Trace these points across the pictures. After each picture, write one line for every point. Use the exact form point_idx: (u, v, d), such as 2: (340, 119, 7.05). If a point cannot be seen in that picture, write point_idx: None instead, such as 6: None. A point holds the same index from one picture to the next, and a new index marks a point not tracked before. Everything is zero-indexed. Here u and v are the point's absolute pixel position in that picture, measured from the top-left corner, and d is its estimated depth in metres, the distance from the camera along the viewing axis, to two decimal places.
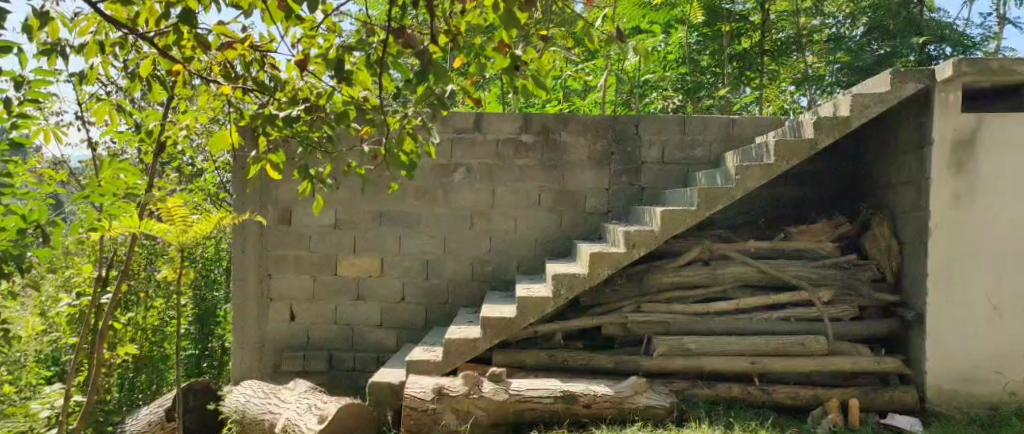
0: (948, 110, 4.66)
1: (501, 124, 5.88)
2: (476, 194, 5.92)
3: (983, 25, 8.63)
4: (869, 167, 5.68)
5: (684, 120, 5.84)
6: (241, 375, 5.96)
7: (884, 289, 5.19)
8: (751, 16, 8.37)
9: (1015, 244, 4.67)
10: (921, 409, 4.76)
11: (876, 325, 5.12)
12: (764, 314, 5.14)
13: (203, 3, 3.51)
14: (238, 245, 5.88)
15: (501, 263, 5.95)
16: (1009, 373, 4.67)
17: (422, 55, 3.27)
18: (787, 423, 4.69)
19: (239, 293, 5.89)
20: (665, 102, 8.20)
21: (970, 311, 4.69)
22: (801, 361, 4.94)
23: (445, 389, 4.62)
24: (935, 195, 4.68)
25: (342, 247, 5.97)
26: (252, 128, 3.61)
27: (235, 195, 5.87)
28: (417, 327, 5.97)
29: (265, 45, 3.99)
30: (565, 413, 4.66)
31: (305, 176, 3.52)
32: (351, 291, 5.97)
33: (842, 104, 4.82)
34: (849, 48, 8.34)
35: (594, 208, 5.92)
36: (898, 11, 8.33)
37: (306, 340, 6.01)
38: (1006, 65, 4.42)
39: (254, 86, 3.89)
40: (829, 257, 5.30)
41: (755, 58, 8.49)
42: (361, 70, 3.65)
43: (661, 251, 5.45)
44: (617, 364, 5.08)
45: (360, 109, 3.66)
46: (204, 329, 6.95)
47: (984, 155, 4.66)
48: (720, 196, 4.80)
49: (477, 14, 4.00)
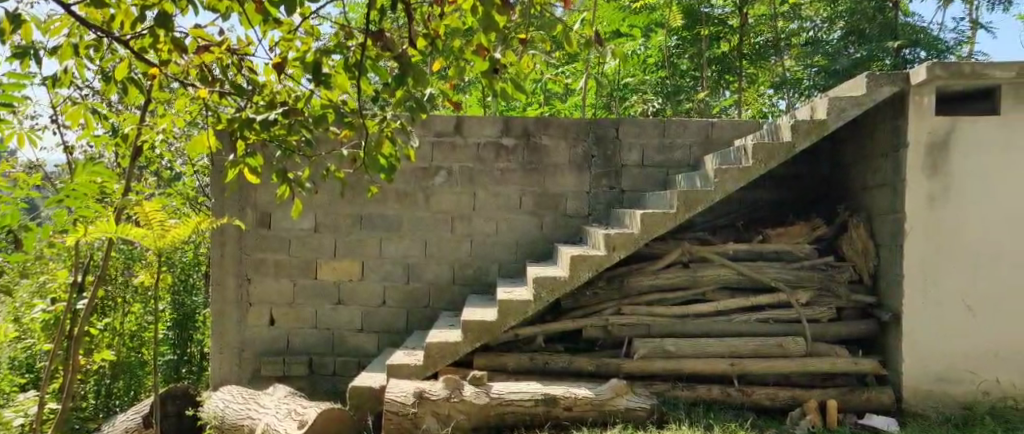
0: (922, 113, 4.72)
1: (481, 128, 5.88)
2: (457, 198, 5.92)
3: (958, 29, 8.73)
4: (845, 170, 5.74)
5: (663, 124, 5.87)
6: (220, 380, 5.95)
7: (862, 291, 5.23)
8: (730, 20, 8.45)
9: (989, 246, 4.73)
10: (898, 410, 4.81)
11: (853, 327, 5.17)
12: (742, 316, 5.19)
13: (180, 5, 3.48)
14: (215, 249, 5.87)
15: (482, 266, 5.95)
16: (982, 373, 4.73)
17: (400, 59, 3.26)
18: (765, 424, 4.72)
19: (217, 298, 5.90)
20: (644, 104, 8.22)
21: (945, 313, 4.75)
22: (779, 362, 4.98)
23: (426, 393, 4.61)
24: (910, 197, 4.73)
25: (321, 251, 5.95)
26: (229, 133, 3.63)
27: (213, 199, 5.83)
28: (398, 331, 5.96)
29: (243, 48, 3.97)
30: (546, 416, 4.66)
31: (282, 179, 3.51)
32: (331, 296, 5.95)
33: (819, 107, 4.86)
34: (826, 51, 8.30)
35: (574, 211, 5.93)
36: (875, 16, 8.28)
37: (285, 345, 5.97)
38: (977, 69, 4.45)
39: (231, 88, 3.86)
40: (806, 259, 5.34)
41: (733, 62, 8.56)
42: (340, 74, 3.63)
43: (641, 253, 5.47)
44: (598, 367, 5.09)
45: (338, 112, 3.64)
46: (183, 333, 6.88)
47: (957, 157, 4.72)
48: (699, 199, 4.83)
49: (455, 17, 4.00)
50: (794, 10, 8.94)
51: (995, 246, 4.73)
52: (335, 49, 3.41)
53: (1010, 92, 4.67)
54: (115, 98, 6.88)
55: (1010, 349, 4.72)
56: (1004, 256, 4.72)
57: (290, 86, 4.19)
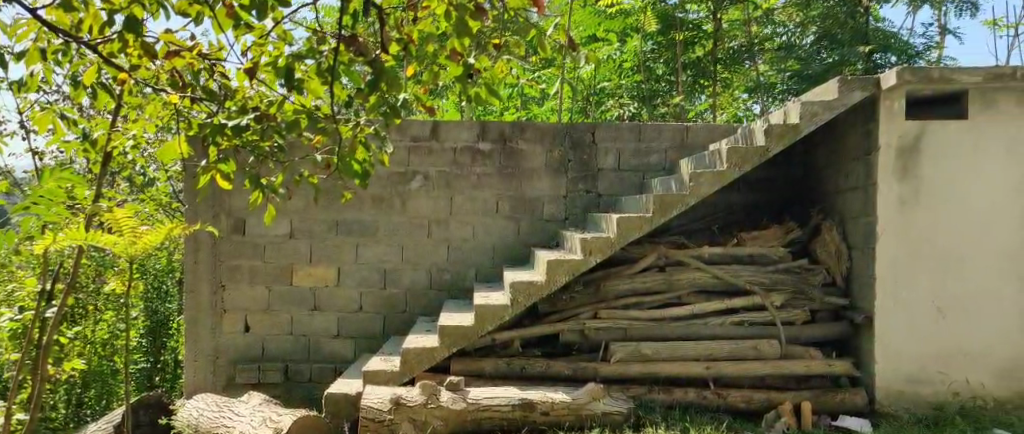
0: (893, 117, 4.78)
1: (458, 132, 5.88)
2: (433, 202, 5.91)
3: (926, 35, 8.86)
4: (819, 173, 5.79)
5: (639, 127, 5.90)
6: (194, 388, 5.90)
7: (835, 293, 5.28)
8: (704, 25, 8.55)
9: (959, 248, 4.79)
10: (871, 411, 4.85)
11: (827, 328, 5.21)
12: (718, 319, 5.22)
13: (150, 10, 3.44)
14: (189, 255, 5.82)
15: (459, 271, 5.94)
16: (952, 374, 4.79)
17: (374, 64, 3.24)
18: (741, 426, 4.75)
19: (191, 305, 5.85)
20: (620, 109, 8.56)
21: (916, 314, 4.80)
22: (754, 365, 5.01)
23: (403, 399, 4.56)
24: (882, 200, 4.78)
25: (297, 256, 5.91)
26: (200, 138, 3.57)
27: (187, 205, 5.78)
28: (375, 336, 5.93)
29: (214, 54, 3.94)
30: (523, 421, 4.66)
31: (256, 185, 3.47)
32: (307, 302, 5.91)
33: (792, 112, 4.89)
34: (799, 55, 8.50)
35: (551, 215, 5.94)
36: (846, 21, 8.36)
37: (261, 352, 5.92)
38: (946, 74, 4.51)
39: (202, 94, 3.83)
40: (781, 262, 5.37)
41: (707, 66, 8.72)
42: (313, 80, 3.61)
43: (617, 257, 5.49)
44: (575, 371, 5.10)
45: (312, 117, 3.61)
46: (157, 341, 6.84)
47: (928, 160, 4.78)
48: (674, 203, 4.85)
49: (429, 22, 3.99)
50: (766, 16, 9.04)
51: (965, 249, 4.78)
52: (307, 53, 3.39)
53: (978, 96, 4.74)
54: (86, 103, 6.80)
55: (980, 350, 4.78)
56: (974, 258, 4.78)
57: (262, 91, 4.17)
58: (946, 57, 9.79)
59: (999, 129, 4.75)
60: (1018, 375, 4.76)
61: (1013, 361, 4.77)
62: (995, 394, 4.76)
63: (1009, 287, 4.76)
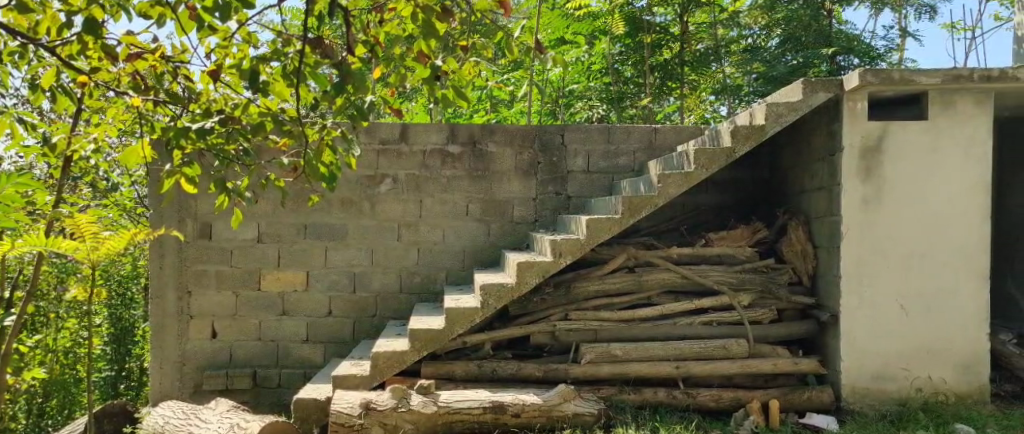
0: (856, 117, 4.85)
1: (427, 135, 5.87)
2: (403, 205, 5.88)
3: (887, 37, 9.04)
4: (784, 173, 5.86)
5: (608, 129, 5.93)
6: (160, 395, 5.82)
7: (801, 292, 5.35)
8: (671, 27, 8.51)
9: (920, 246, 4.87)
10: (837, 408, 4.91)
11: (794, 327, 5.28)
12: (688, 319, 5.26)
13: (112, 11, 3.38)
14: (155, 261, 5.75)
15: (430, 274, 5.92)
16: (916, 370, 4.87)
17: (340, 66, 3.22)
18: (710, 425, 4.78)
19: (156, 312, 5.77)
20: (589, 111, 8.73)
21: (880, 311, 4.87)
22: (722, 364, 5.06)
23: (372, 403, 4.55)
24: (846, 200, 4.85)
25: (265, 261, 5.84)
26: (163, 141, 3.50)
27: (151, 210, 5.70)
28: (345, 341, 5.88)
29: (178, 56, 3.88)
30: (494, 424, 4.64)
31: (222, 189, 3.39)
32: (276, 307, 5.85)
33: (757, 113, 4.95)
34: (764, 59, 8.79)
35: (521, 217, 5.94)
36: (810, 23, 8.75)
37: (228, 358, 5.85)
38: (906, 75, 4.60)
39: (166, 97, 3.77)
40: (749, 262, 5.42)
41: (676, 68, 8.57)
42: (279, 82, 3.57)
43: (587, 259, 5.51)
44: (545, 373, 5.10)
45: (277, 120, 3.54)
46: (121, 349, 6.74)
47: (890, 160, 4.87)
48: (643, 204, 4.89)
49: (396, 24, 3.93)
50: (732, 19, 9.11)
51: (926, 246, 4.87)
52: (272, 55, 3.35)
53: (937, 97, 4.84)
54: (46, 107, 6.67)
55: (941, 346, 4.86)
56: (936, 256, 4.87)
57: (227, 94, 4.13)
58: (907, 60, 10.05)
59: (958, 129, 4.85)
60: (979, 370, 4.85)
61: (974, 357, 4.85)
62: (956, 389, 4.84)
63: (969, 284, 4.85)
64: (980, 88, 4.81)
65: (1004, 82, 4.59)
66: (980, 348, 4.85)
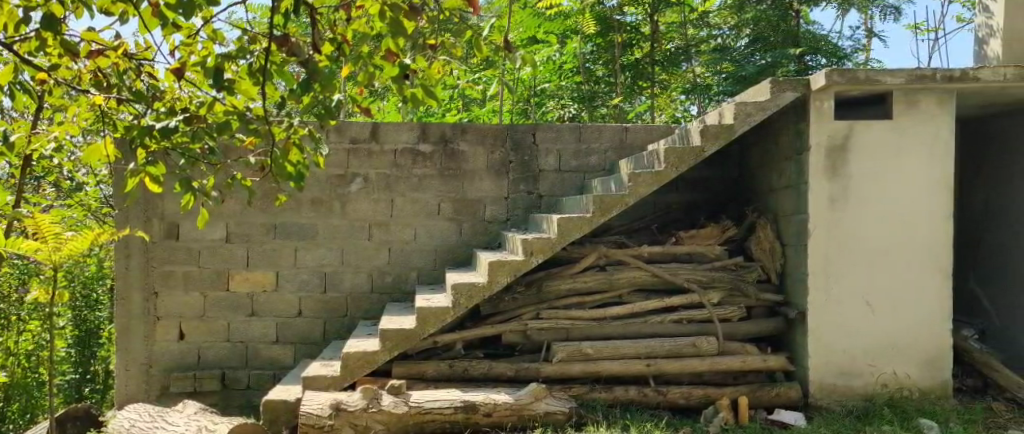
0: (823, 117, 4.90)
1: (397, 134, 5.84)
2: (374, 204, 5.85)
3: (853, 38, 9.16)
4: (752, 172, 5.92)
5: (579, 129, 5.94)
6: (126, 398, 5.74)
7: (770, 290, 5.40)
8: (642, 27, 8.65)
9: (886, 244, 4.94)
10: (805, 405, 4.96)
11: (763, 324, 5.32)
12: (658, 317, 5.28)
13: (74, 8, 3.30)
14: (120, 262, 5.67)
15: (401, 274, 5.89)
16: (881, 366, 4.93)
17: (306, 65, 3.16)
18: (680, 423, 4.81)
19: (122, 313, 5.69)
20: (562, 110, 8.88)
21: (846, 307, 4.93)
22: (693, 361, 5.10)
23: (343, 404, 4.52)
24: (813, 198, 4.91)
25: (234, 261, 5.78)
26: (127, 139, 3.43)
27: (117, 210, 5.63)
28: (315, 341, 5.84)
29: (141, 53, 3.82)
30: (465, 424, 4.63)
31: (188, 188, 3.29)
32: (244, 307, 5.79)
33: (726, 112, 4.98)
34: (733, 59, 8.85)
35: (493, 216, 5.93)
36: (778, 24, 8.83)
37: (196, 360, 5.78)
38: (871, 75, 4.66)
39: (129, 95, 3.70)
40: (718, 260, 5.46)
41: (646, 68, 8.69)
42: (244, 80, 3.51)
43: (558, 257, 5.52)
44: (517, 372, 5.10)
45: (243, 119, 3.45)
46: (86, 351, 6.69)
47: (856, 159, 4.93)
48: (614, 203, 4.90)
49: (363, 22, 3.87)
50: (701, 18, 9.32)
51: (891, 244, 4.93)
52: (237, 53, 3.29)
53: (902, 97, 4.91)
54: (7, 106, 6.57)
55: (906, 342, 4.92)
56: (901, 253, 4.93)
57: (193, 92, 4.09)
58: (872, 60, 10.27)
59: (922, 129, 4.92)
60: (941, 365, 4.92)
61: (937, 353, 4.92)
62: (920, 384, 4.91)
63: (933, 282, 4.92)
64: (943, 88, 4.89)
65: (965, 82, 4.67)
66: (943, 344, 4.92)
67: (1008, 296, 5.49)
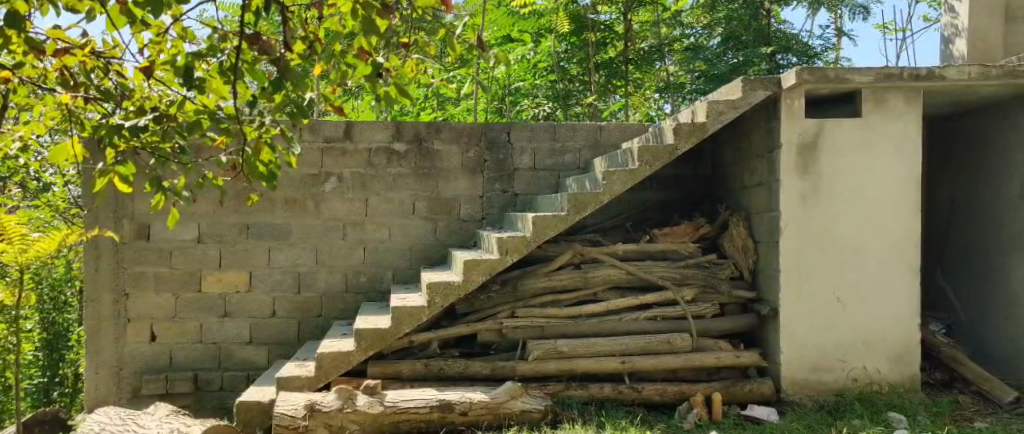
0: (794, 115, 4.95)
1: (372, 133, 5.81)
2: (348, 204, 5.82)
3: (824, 37, 9.26)
4: (725, 170, 5.98)
5: (553, 127, 5.95)
6: (96, 401, 5.66)
7: (742, 287, 5.45)
8: (615, 26, 8.66)
9: (855, 241, 5.00)
10: (778, 400, 5.02)
11: (737, 321, 5.37)
12: (633, 315, 5.31)
13: (40, 6, 3.23)
14: (90, 264, 5.58)
15: (377, 273, 5.87)
16: (852, 361, 5.00)
17: (278, 63, 3.12)
18: (655, 420, 4.85)
19: (91, 316, 5.61)
20: (536, 109, 8.84)
21: (817, 303, 5.00)
22: (666, 358, 5.14)
23: (317, 405, 4.50)
24: (784, 196, 4.96)
25: (206, 262, 5.72)
26: (95, 139, 3.37)
27: (86, 210, 5.55)
28: (289, 342, 5.80)
29: (109, 52, 3.75)
30: (441, 422, 4.62)
31: (157, 188, 3.23)
32: (217, 308, 5.73)
33: (699, 110, 5.03)
34: (706, 57, 8.82)
35: (468, 215, 5.93)
36: (750, 23, 8.91)
37: (169, 361, 5.71)
38: (840, 74, 4.74)
39: (97, 93, 3.62)
40: (691, 258, 5.51)
41: (619, 67, 8.76)
42: (214, 79, 3.46)
43: (533, 256, 5.53)
44: (493, 371, 5.10)
45: (214, 117, 3.40)
46: (54, 354, 6.56)
47: (826, 157, 4.99)
48: (588, 202, 4.92)
49: (335, 20, 3.82)
50: (675, 17, 9.24)
51: (861, 241, 5.00)
52: (208, 51, 3.24)
53: (870, 95, 4.98)
54: None
55: (875, 338, 5.00)
56: (870, 250, 5.00)
57: (163, 91, 4.03)
58: (841, 60, 10.41)
59: (890, 128, 4.99)
60: (910, 360, 5.00)
61: (905, 347, 5.00)
62: (889, 379, 4.98)
63: (901, 278, 5.00)
64: (910, 87, 4.96)
65: (932, 81, 4.75)
66: (912, 339, 5.00)
67: (974, 291, 5.59)
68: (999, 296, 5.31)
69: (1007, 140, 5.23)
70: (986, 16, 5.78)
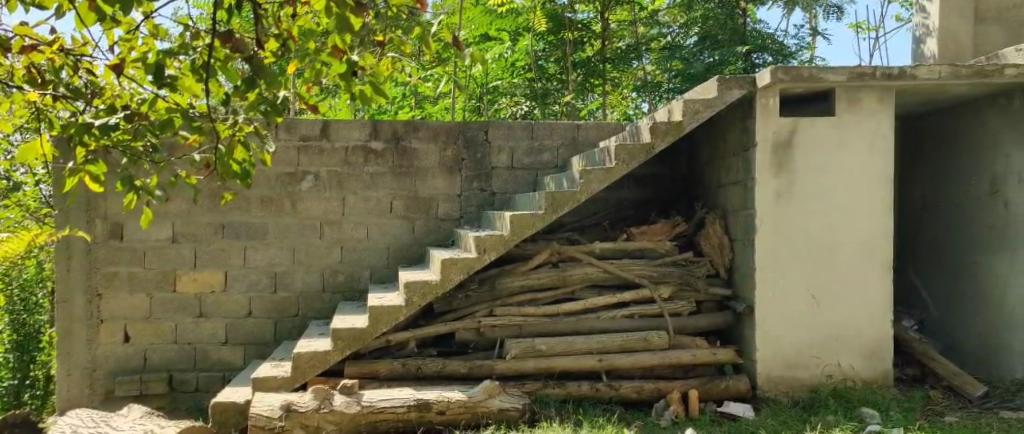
0: (769, 114, 4.99)
1: (348, 131, 5.79)
2: (326, 203, 5.79)
3: (798, 36, 9.33)
4: (701, 168, 6.02)
5: (530, 126, 5.96)
6: (69, 404, 5.59)
7: (719, 284, 5.49)
8: (593, 25, 8.87)
9: (829, 238, 5.05)
10: (753, 396, 5.05)
11: (713, 319, 5.41)
12: (610, 313, 5.32)
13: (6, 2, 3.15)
14: (61, 264, 5.51)
15: (354, 272, 5.84)
16: (826, 358, 5.04)
17: (251, 61, 3.07)
18: (632, 418, 4.86)
19: (64, 317, 5.54)
20: (514, 107, 8.86)
21: (792, 300, 5.04)
22: (644, 356, 5.15)
23: (294, 405, 4.47)
24: (759, 194, 5.00)
25: (181, 262, 5.67)
26: (64, 137, 3.30)
27: (57, 210, 5.48)
28: (266, 342, 5.76)
29: (79, 48, 3.67)
30: (418, 422, 4.60)
31: (129, 187, 3.16)
32: (192, 308, 5.69)
33: (676, 109, 5.06)
34: (682, 56, 8.89)
35: (446, 213, 5.92)
36: (725, 23, 8.92)
37: (142, 362, 5.66)
38: (814, 73, 4.78)
39: (67, 91, 3.53)
40: (668, 255, 5.54)
41: (598, 66, 8.92)
42: (188, 77, 3.38)
43: (511, 255, 5.52)
44: (470, 370, 5.09)
45: (187, 116, 3.32)
46: (25, 356, 6.55)
47: (801, 156, 5.03)
48: (566, 200, 4.93)
49: (309, 17, 3.80)
50: (651, 16, 9.35)
51: (834, 238, 5.05)
52: (180, 49, 3.16)
53: (844, 94, 5.02)
54: None
55: (849, 334, 5.04)
56: (843, 247, 5.05)
57: (135, 89, 3.96)
58: (815, 59, 10.53)
59: (863, 127, 5.04)
60: (883, 356, 5.05)
61: (878, 343, 5.05)
62: (862, 375, 5.03)
63: (874, 275, 5.05)
64: (883, 87, 5.01)
65: (904, 80, 4.79)
66: (884, 335, 5.06)
67: (946, 288, 5.66)
68: (969, 293, 5.37)
69: (976, 139, 5.31)
70: (957, 16, 5.85)
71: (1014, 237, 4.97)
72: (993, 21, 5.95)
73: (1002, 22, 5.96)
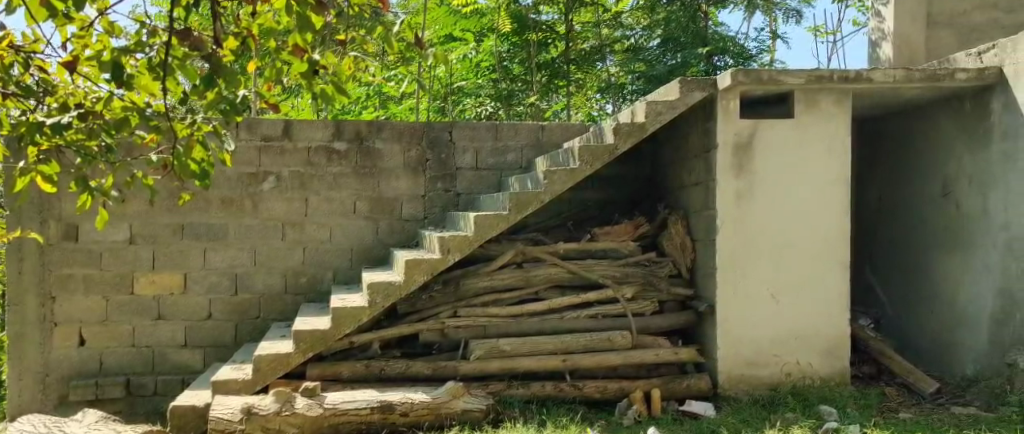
0: (729, 115, 5.05)
1: (311, 132, 5.73)
2: (288, 203, 5.73)
3: (758, 40, 9.50)
4: (664, 169, 6.08)
5: (495, 126, 5.96)
6: (20, 409, 5.45)
7: (681, 284, 5.55)
8: (557, 26, 8.84)
9: (788, 238, 5.13)
10: (715, 395, 5.12)
11: (675, 319, 5.46)
12: (574, 313, 5.34)
13: None
14: (13, 266, 5.37)
15: (318, 274, 5.79)
16: (786, 356, 5.12)
17: (210, 59, 2.95)
18: (595, 417, 4.89)
19: (15, 320, 5.40)
20: (479, 108, 9.01)
21: (752, 300, 5.11)
22: (607, 356, 5.18)
23: (254, 408, 4.41)
24: (720, 195, 5.06)
25: (138, 263, 5.57)
26: (15, 136, 3.17)
27: (8, 211, 5.35)
28: (226, 344, 5.68)
29: (30, 45, 3.55)
30: (381, 424, 4.57)
31: (82, 187, 3.00)
32: (150, 311, 5.59)
33: (638, 111, 5.10)
34: (646, 58, 9.00)
35: (410, 214, 5.89)
36: (687, 25, 9.09)
37: (98, 366, 5.55)
38: (773, 76, 4.85)
39: (17, 88, 3.38)
40: (631, 256, 5.58)
41: (562, 66, 8.96)
42: (144, 75, 3.24)
43: (475, 255, 5.52)
44: (435, 371, 5.07)
45: (142, 115, 3.13)
46: None
47: (760, 157, 5.10)
48: (530, 200, 4.93)
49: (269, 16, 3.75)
50: (614, 19, 9.42)
51: (793, 239, 5.13)
52: (136, 47, 3.05)
53: (803, 97, 5.10)
54: None
55: (808, 333, 5.13)
56: (802, 247, 5.13)
57: (89, 86, 3.84)
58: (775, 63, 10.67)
59: (821, 129, 5.13)
60: (840, 354, 5.14)
61: (835, 341, 5.14)
62: (821, 373, 5.12)
63: (831, 274, 5.14)
64: (840, 89, 5.10)
65: (860, 83, 4.89)
66: (842, 333, 5.15)
67: (902, 287, 5.77)
68: (925, 292, 5.50)
69: (931, 141, 5.43)
70: (910, 21, 6.00)
71: (967, 238, 5.07)
72: (945, 25, 6.09)
73: (953, 27, 6.10)
